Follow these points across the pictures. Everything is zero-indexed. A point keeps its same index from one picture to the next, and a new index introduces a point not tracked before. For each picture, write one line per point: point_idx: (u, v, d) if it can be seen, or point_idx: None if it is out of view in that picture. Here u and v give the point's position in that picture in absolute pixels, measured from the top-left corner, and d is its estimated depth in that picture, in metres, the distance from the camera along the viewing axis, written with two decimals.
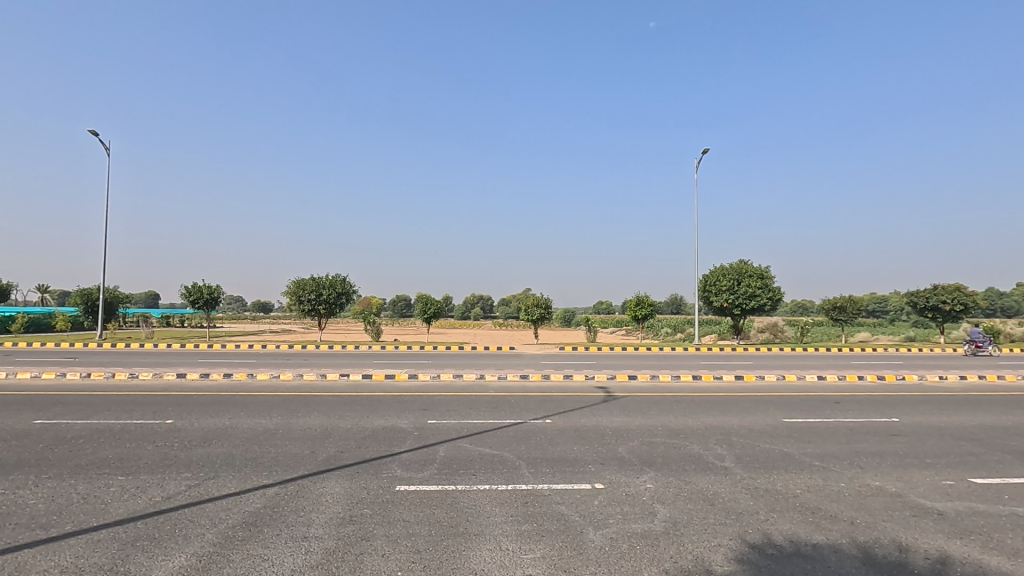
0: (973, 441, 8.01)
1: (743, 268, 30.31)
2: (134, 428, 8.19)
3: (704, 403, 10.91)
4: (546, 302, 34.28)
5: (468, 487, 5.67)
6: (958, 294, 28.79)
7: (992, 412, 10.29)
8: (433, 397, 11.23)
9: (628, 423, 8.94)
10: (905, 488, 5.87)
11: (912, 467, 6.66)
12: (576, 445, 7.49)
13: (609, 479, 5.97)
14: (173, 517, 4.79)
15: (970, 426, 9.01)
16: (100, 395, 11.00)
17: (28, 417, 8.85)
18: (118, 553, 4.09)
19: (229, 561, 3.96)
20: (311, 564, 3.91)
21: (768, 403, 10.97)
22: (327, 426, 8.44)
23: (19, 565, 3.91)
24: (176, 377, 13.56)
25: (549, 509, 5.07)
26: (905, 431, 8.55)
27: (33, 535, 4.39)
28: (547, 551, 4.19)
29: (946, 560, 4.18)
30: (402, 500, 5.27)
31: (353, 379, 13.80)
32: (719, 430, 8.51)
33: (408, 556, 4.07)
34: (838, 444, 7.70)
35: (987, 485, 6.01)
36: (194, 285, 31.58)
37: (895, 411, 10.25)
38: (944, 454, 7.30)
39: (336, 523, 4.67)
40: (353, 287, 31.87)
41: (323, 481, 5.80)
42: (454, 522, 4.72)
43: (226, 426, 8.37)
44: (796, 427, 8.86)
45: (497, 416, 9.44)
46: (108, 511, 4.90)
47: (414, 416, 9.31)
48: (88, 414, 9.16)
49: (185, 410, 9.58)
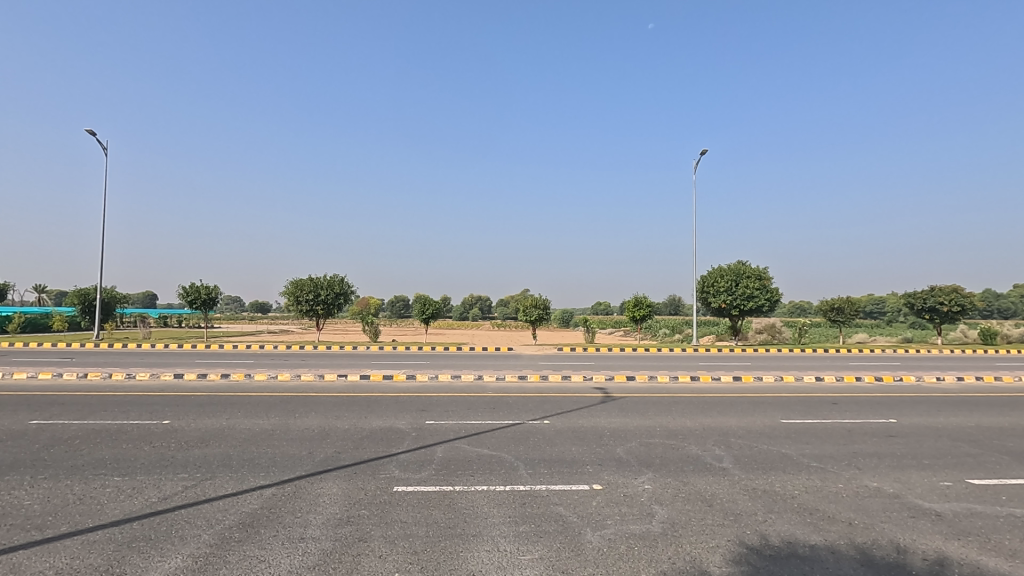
0: (970, 442, 8.05)
1: (741, 268, 30.42)
2: (130, 428, 8.17)
3: (703, 404, 10.95)
4: (545, 303, 34.30)
5: (466, 487, 5.67)
6: (956, 296, 28.85)
7: (989, 414, 10.32)
8: (432, 398, 11.25)
9: (626, 423, 8.98)
10: (902, 489, 5.88)
11: (909, 468, 6.69)
12: (573, 445, 7.50)
13: (606, 480, 5.97)
14: (170, 517, 4.78)
15: (967, 427, 9.08)
16: (97, 395, 10.99)
17: (23, 417, 8.81)
18: (114, 553, 4.08)
19: (226, 562, 3.95)
20: (307, 565, 3.90)
21: (766, 404, 11.04)
22: (325, 427, 8.45)
23: (14, 565, 3.90)
24: (175, 377, 13.53)
25: (546, 510, 5.06)
26: (902, 432, 8.59)
27: (29, 535, 4.38)
28: (544, 552, 4.18)
29: (944, 560, 4.18)
30: (400, 501, 5.26)
31: (351, 379, 13.82)
32: (717, 430, 8.55)
33: (405, 557, 4.06)
34: (836, 445, 7.70)
35: (985, 486, 6.03)
36: (194, 286, 31.52)
37: (893, 412, 10.26)
38: (942, 454, 7.32)
39: (334, 524, 4.67)
40: (352, 287, 31.92)
41: (321, 482, 5.79)
42: (452, 523, 4.71)
43: (223, 426, 8.36)
44: (794, 427, 8.89)
45: (496, 416, 9.46)
46: (104, 512, 4.89)
47: (412, 416, 9.32)
48: (84, 414, 9.14)
49: (184, 410, 9.58)
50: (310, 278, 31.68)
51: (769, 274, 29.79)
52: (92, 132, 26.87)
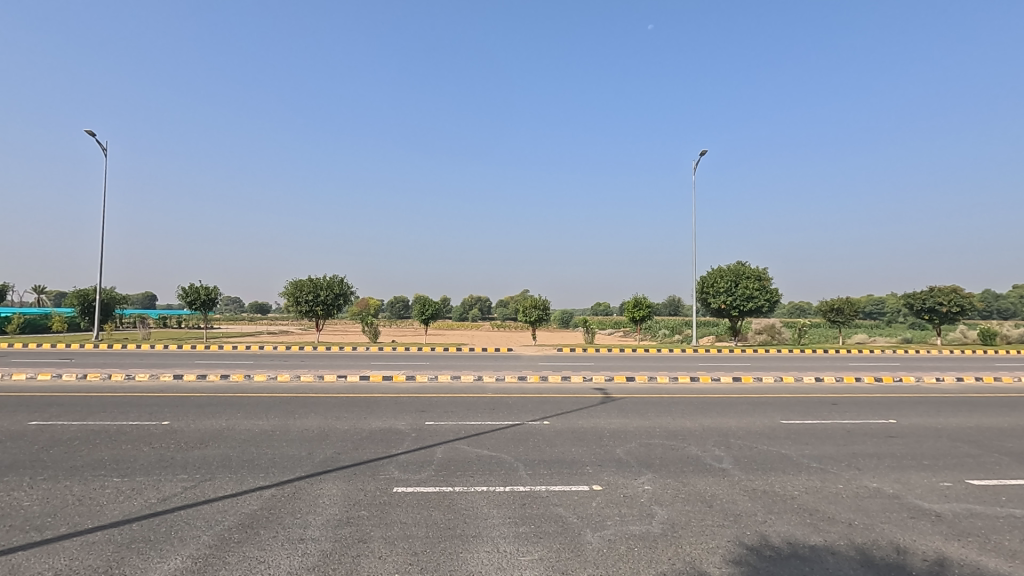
0: (969, 442, 8.05)
1: (741, 269, 30.46)
2: (129, 429, 8.18)
3: (702, 405, 10.96)
4: (545, 303, 34.29)
5: (466, 488, 5.67)
6: (955, 296, 28.86)
7: (989, 414, 10.33)
8: (431, 398, 11.26)
9: (625, 424, 8.98)
10: (903, 489, 5.87)
11: (909, 468, 6.69)
12: (574, 446, 7.52)
13: (606, 481, 5.97)
14: (170, 518, 4.78)
15: (966, 428, 9.08)
16: (96, 395, 11.03)
17: (23, 418, 8.83)
18: (113, 555, 4.07)
19: (226, 564, 3.94)
20: (307, 566, 3.90)
21: (766, 404, 11.04)
22: (325, 427, 8.47)
23: (13, 566, 3.90)
24: (175, 377, 13.56)
25: (546, 510, 5.06)
26: (901, 433, 8.59)
27: (28, 536, 4.37)
28: (544, 553, 4.18)
29: (944, 561, 4.18)
30: (400, 501, 5.26)
31: (351, 379, 13.84)
32: (716, 431, 8.54)
33: (405, 558, 4.05)
34: (835, 446, 7.70)
35: (984, 486, 6.03)
36: (194, 286, 31.55)
37: (892, 413, 10.25)
38: (941, 455, 7.32)
39: (333, 525, 4.66)
40: (352, 288, 31.93)
41: (321, 483, 5.79)
42: (451, 524, 4.70)
43: (223, 427, 8.37)
44: (794, 428, 8.89)
45: (495, 417, 9.46)
46: (104, 513, 4.89)
47: (411, 417, 9.32)
48: (82, 415, 9.13)
49: (183, 411, 9.59)
50: (310, 278, 31.64)
51: (769, 274, 29.80)
52: (92, 131, 26.73)
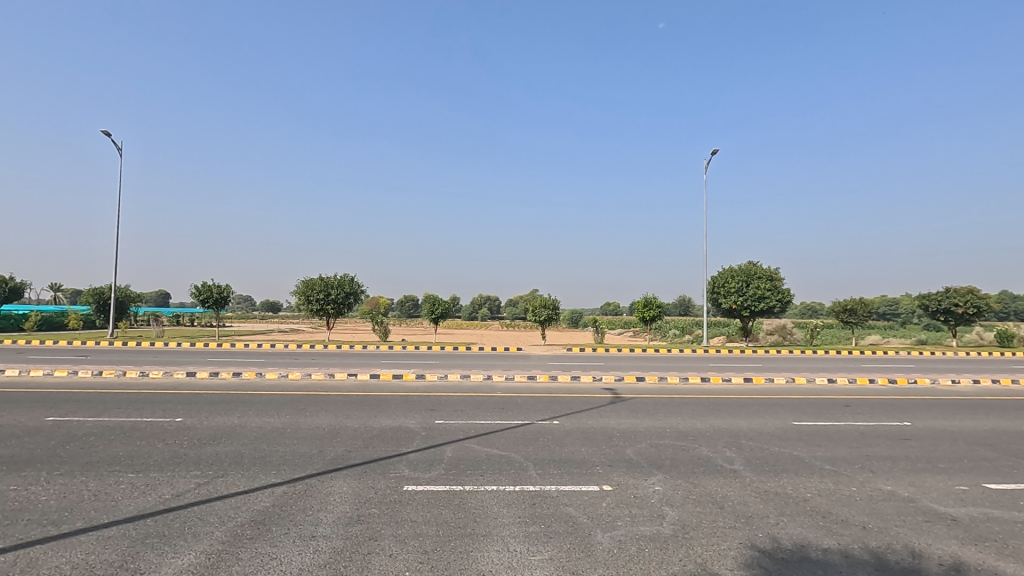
0: (986, 446, 7.89)
1: (752, 269, 30.25)
2: (143, 426, 8.25)
3: (713, 405, 10.88)
4: (554, 303, 34.21)
5: (475, 487, 5.67)
6: (971, 298, 28.34)
7: (1006, 417, 10.12)
8: (440, 397, 11.25)
9: (636, 425, 8.90)
10: (918, 493, 5.80)
11: (924, 472, 6.57)
12: (584, 446, 7.49)
13: (617, 481, 5.95)
14: (182, 515, 4.81)
15: (982, 431, 8.86)
16: (111, 392, 11.12)
17: (41, 414, 8.94)
18: (128, 550, 4.11)
19: (237, 560, 3.96)
20: (318, 564, 3.91)
21: (778, 406, 10.91)
22: (335, 426, 8.48)
23: (30, 560, 3.94)
24: (187, 375, 13.66)
25: (556, 510, 5.05)
26: (918, 436, 8.44)
27: (45, 531, 4.44)
28: (554, 553, 4.17)
29: (961, 566, 4.11)
30: (410, 500, 5.27)
31: (360, 378, 13.87)
32: (727, 433, 8.45)
33: (415, 556, 4.07)
34: (849, 448, 7.61)
35: (1001, 491, 5.92)
36: (205, 286, 32.04)
37: (907, 415, 10.08)
38: (957, 458, 7.21)
39: (343, 523, 4.68)
40: (361, 287, 32.06)
41: (331, 481, 5.81)
42: (462, 522, 4.72)
43: (234, 425, 8.42)
44: (807, 430, 8.78)
45: (505, 417, 9.44)
46: (118, 509, 4.93)
47: (421, 416, 9.31)
48: (97, 412, 9.20)
49: (195, 408, 9.66)
50: (320, 278, 31.84)
51: (781, 274, 29.54)
52: (107, 133, 27.83)
